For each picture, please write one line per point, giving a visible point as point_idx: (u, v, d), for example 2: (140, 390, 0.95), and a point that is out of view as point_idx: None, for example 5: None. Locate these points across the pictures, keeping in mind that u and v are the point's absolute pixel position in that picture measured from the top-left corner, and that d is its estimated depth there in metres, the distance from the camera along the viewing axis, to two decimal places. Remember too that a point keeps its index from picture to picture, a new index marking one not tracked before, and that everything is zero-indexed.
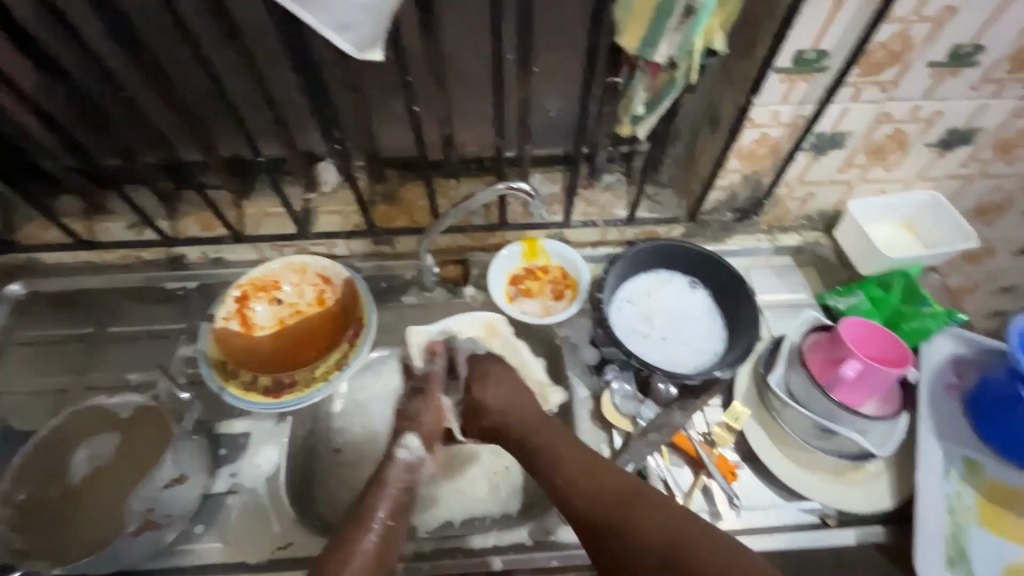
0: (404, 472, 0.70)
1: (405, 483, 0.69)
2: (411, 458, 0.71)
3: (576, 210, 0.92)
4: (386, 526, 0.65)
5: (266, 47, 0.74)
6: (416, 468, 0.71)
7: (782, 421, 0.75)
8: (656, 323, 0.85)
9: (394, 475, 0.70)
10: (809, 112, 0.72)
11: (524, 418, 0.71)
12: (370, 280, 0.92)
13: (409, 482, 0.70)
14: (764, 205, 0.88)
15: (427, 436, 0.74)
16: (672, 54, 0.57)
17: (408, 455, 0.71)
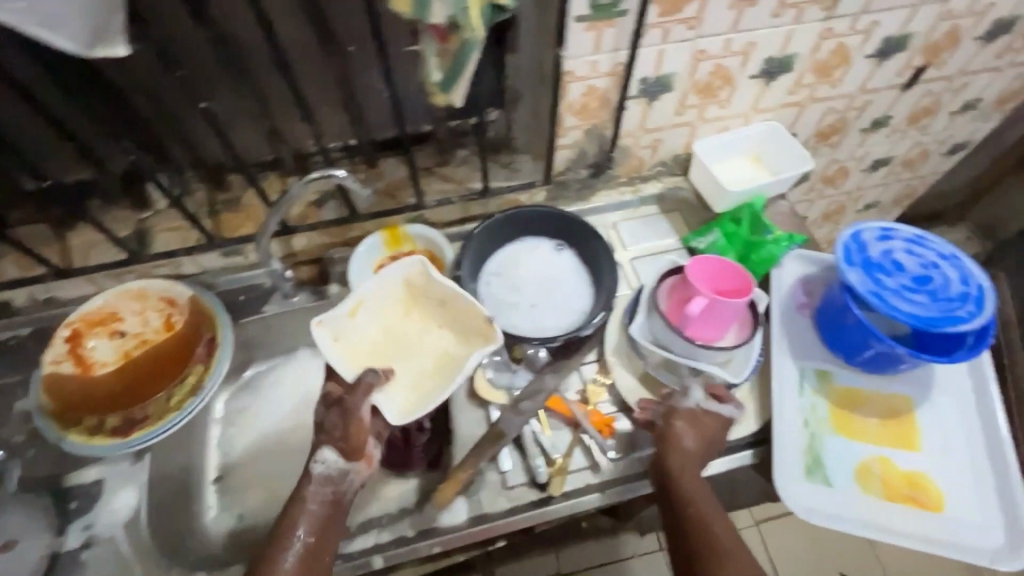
0: (325, 486, 0.61)
1: (331, 494, 0.61)
2: (328, 472, 0.61)
3: (432, 190, 0.89)
4: (306, 544, 0.59)
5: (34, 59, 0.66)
6: (341, 479, 0.62)
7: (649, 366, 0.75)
8: (525, 291, 0.84)
9: (317, 487, 0.61)
10: (624, 58, 0.72)
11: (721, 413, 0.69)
12: (226, 295, 0.86)
13: (335, 495, 0.62)
14: (614, 157, 0.89)
15: (348, 448, 0.62)
16: (448, 14, 0.54)
17: (327, 468, 0.61)
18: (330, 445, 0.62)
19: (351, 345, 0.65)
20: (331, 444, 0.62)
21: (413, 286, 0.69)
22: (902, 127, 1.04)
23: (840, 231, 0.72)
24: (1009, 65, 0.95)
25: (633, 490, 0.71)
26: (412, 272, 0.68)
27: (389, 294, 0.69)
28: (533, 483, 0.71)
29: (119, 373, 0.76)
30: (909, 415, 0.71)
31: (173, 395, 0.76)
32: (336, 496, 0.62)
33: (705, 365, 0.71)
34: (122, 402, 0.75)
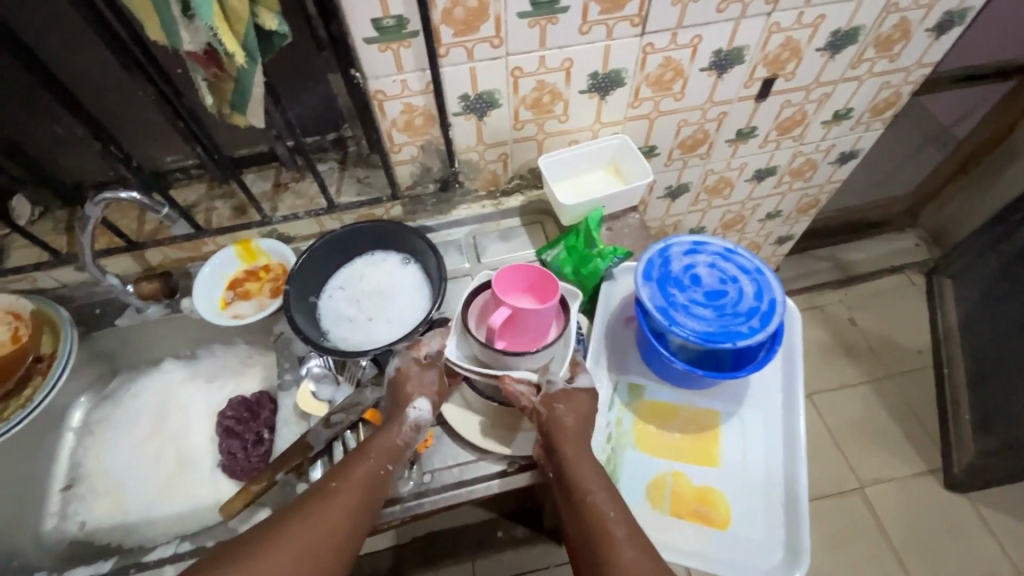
0: (409, 431, 0.68)
1: (410, 437, 0.67)
2: (419, 418, 0.69)
3: (284, 205, 0.91)
4: (379, 473, 0.64)
5: None
6: (421, 430, 0.69)
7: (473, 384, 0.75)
8: (365, 304, 0.86)
9: (404, 428, 0.68)
10: (431, 77, 0.73)
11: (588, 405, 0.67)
12: (81, 308, 0.89)
13: (407, 442, 0.67)
14: (460, 172, 0.91)
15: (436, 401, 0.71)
16: (198, 40, 0.56)
17: (417, 415, 0.69)
18: (422, 395, 0.70)
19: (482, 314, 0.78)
20: (427, 396, 0.70)
21: None
22: (774, 138, 1.03)
23: (649, 246, 0.72)
24: (869, 74, 0.94)
25: (440, 503, 0.72)
26: None
27: None
28: None
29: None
30: (714, 429, 0.71)
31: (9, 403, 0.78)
32: (409, 441, 0.68)
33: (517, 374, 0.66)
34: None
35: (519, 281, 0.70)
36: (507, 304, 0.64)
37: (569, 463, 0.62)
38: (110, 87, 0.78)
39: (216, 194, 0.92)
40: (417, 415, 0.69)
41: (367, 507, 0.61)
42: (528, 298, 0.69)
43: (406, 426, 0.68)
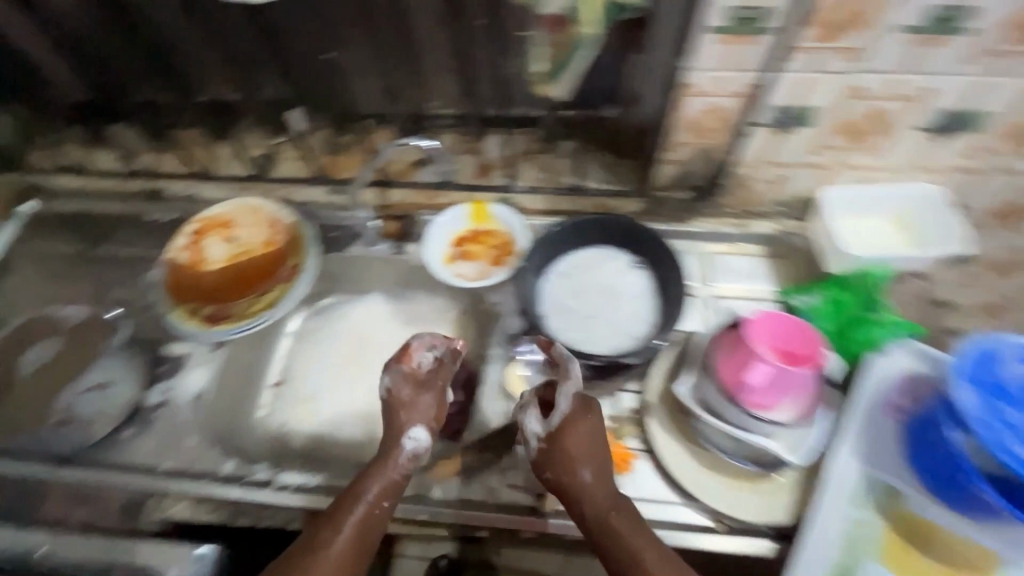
0: (407, 461, 0.65)
1: (408, 470, 0.64)
2: (417, 450, 0.65)
3: (526, 176, 0.88)
4: (375, 509, 0.62)
5: None
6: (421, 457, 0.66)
7: (696, 426, 0.70)
8: (584, 301, 0.81)
9: (399, 461, 0.64)
10: (758, 78, 0.64)
11: (592, 458, 0.62)
12: (321, 228, 0.94)
13: (407, 471, 0.64)
14: (725, 188, 0.80)
15: (434, 427, 0.67)
16: None
17: (415, 446, 0.65)
18: (417, 421, 0.66)
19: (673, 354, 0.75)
20: (422, 423, 0.66)
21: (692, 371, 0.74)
22: None
23: (962, 340, 0.60)
24: None
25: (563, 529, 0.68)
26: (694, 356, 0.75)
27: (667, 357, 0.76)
28: (530, 490, 0.71)
29: (222, 274, 0.87)
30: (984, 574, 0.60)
31: (253, 300, 0.86)
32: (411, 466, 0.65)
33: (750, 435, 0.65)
34: (214, 295, 0.87)
35: (771, 327, 0.65)
36: (770, 361, 0.62)
37: (608, 525, 0.60)
38: (411, 26, 0.77)
39: (463, 149, 0.91)
40: (414, 444, 0.65)
41: (369, 544, 0.61)
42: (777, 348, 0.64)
43: (399, 457, 0.64)
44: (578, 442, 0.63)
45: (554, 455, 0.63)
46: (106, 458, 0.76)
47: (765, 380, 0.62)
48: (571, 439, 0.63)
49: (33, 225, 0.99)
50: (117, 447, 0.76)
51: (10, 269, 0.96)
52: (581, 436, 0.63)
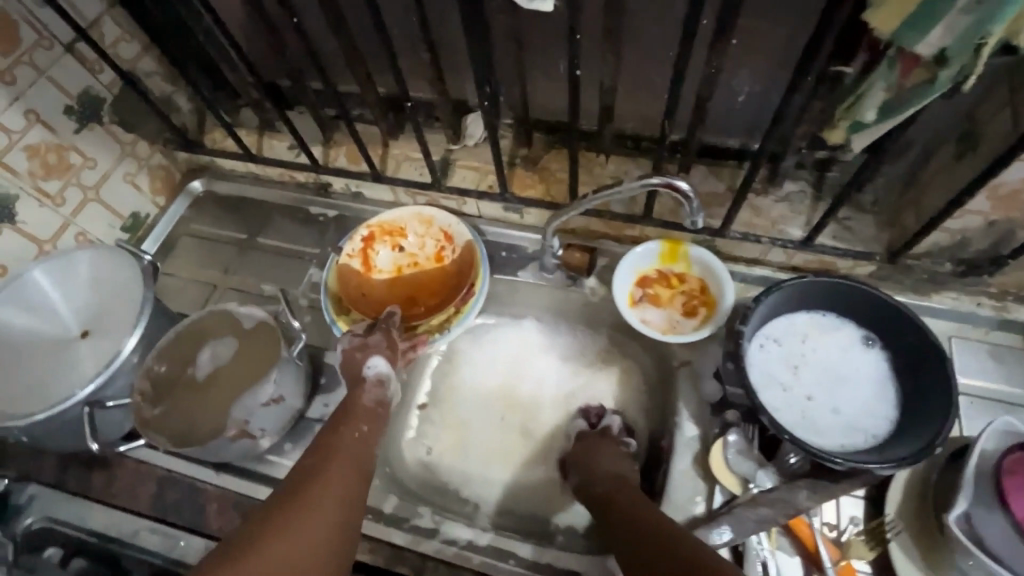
0: (375, 387, 0.69)
1: (380, 395, 0.69)
2: (377, 375, 0.69)
3: (738, 219, 0.76)
4: (360, 432, 0.65)
5: None
6: (387, 382, 0.70)
7: (958, 561, 0.57)
8: (802, 376, 0.68)
9: (368, 391, 0.69)
10: None
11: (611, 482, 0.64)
12: (490, 245, 0.87)
13: (383, 395, 0.69)
14: (1008, 264, 0.66)
15: (392, 353, 0.72)
16: (944, 46, 0.41)
17: (377, 371, 0.69)
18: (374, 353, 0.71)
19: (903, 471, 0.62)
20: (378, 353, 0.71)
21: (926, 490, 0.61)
22: None
23: None
24: None
25: None
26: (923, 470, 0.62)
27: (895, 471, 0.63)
28: None
29: (390, 285, 0.83)
30: None
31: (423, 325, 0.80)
32: (383, 397, 0.70)
33: None
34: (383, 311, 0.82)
35: None
36: None
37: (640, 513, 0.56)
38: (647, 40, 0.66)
39: None
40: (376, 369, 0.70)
41: (361, 470, 0.61)
42: None
43: (368, 387, 0.69)
44: (601, 463, 0.68)
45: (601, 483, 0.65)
46: (268, 471, 0.73)
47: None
48: (600, 463, 0.68)
49: (199, 204, 0.99)
50: (277, 462, 0.74)
51: (175, 249, 0.95)
52: (606, 461, 0.69)
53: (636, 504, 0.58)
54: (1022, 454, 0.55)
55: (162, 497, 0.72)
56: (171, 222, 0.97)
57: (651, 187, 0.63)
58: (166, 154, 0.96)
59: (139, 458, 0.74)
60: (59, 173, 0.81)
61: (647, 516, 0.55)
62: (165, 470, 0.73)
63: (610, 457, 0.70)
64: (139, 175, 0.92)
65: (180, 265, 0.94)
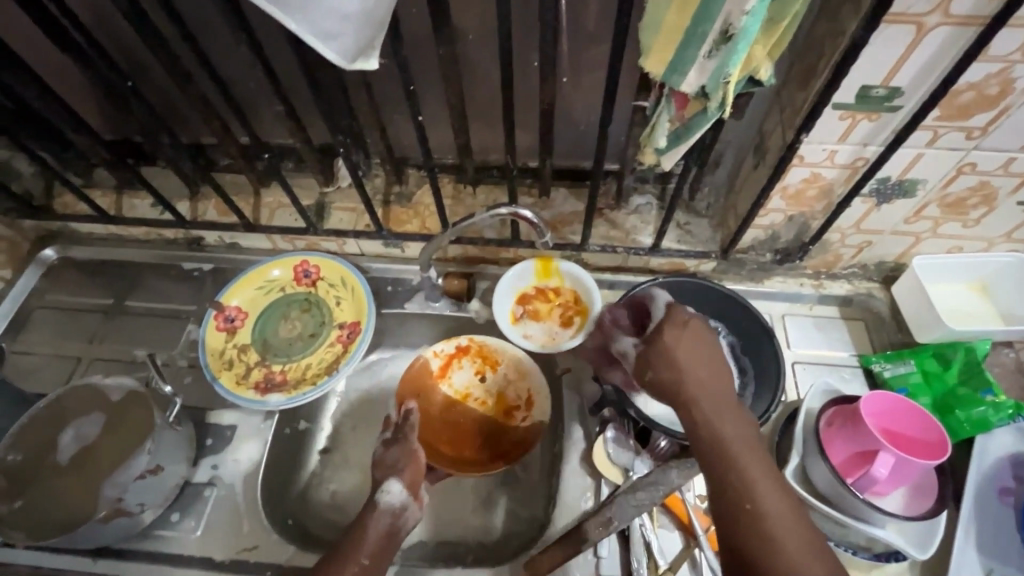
0: (387, 517, 0.64)
1: (389, 526, 0.64)
2: (394, 504, 0.65)
3: (596, 233, 0.84)
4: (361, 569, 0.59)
5: (273, 27, 0.68)
6: (402, 513, 0.65)
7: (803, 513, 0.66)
8: None
9: (380, 514, 0.64)
10: (871, 153, 0.62)
11: (713, 381, 0.54)
12: (375, 282, 0.89)
13: (391, 528, 0.64)
14: (811, 249, 0.78)
15: (410, 482, 0.67)
16: (703, 84, 0.49)
17: (392, 500, 0.65)
18: (393, 475, 0.67)
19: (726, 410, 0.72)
20: (395, 475, 0.66)
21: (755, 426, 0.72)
22: None
23: None
24: None
25: None
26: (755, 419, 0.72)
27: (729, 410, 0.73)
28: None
29: (443, 406, 0.81)
30: None
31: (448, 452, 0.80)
32: (393, 528, 0.64)
33: (865, 526, 0.61)
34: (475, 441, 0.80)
35: (877, 408, 0.63)
36: (892, 452, 0.59)
37: (719, 429, 0.52)
38: (490, 80, 0.72)
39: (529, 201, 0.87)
40: (390, 499, 0.65)
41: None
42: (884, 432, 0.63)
43: (379, 513, 0.64)
44: (689, 355, 0.55)
45: (685, 373, 0.54)
46: (156, 546, 0.70)
47: (889, 469, 0.59)
48: (685, 357, 0.56)
49: (55, 273, 0.92)
50: (164, 535, 0.70)
51: (29, 324, 0.88)
52: (701, 360, 0.55)
53: (728, 431, 0.52)
54: (830, 410, 0.66)
55: None
56: (22, 296, 0.90)
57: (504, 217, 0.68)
58: (8, 225, 0.89)
59: None
60: None
61: (736, 445, 0.51)
62: (29, 567, 0.68)
63: (703, 348, 0.56)
64: None
65: (37, 341, 0.87)
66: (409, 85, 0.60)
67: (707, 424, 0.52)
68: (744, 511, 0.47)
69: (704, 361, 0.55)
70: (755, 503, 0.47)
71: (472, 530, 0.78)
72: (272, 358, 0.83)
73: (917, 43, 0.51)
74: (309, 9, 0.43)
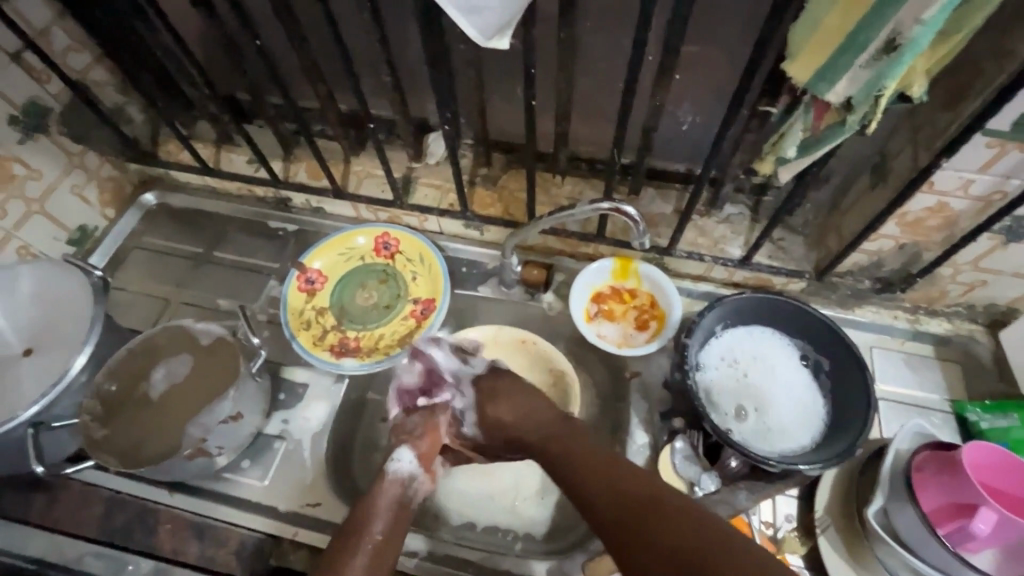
0: (396, 486, 0.63)
1: (399, 494, 0.63)
2: (402, 472, 0.64)
3: (684, 238, 0.81)
4: (378, 541, 0.59)
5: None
6: (411, 483, 0.64)
7: (879, 555, 0.63)
8: (739, 368, 0.74)
9: (388, 486, 0.63)
10: (1012, 188, 0.57)
11: (540, 428, 0.65)
12: (451, 262, 0.89)
13: (403, 497, 0.63)
14: (916, 282, 0.73)
15: (423, 452, 0.66)
16: (850, 95, 0.47)
17: (401, 468, 0.65)
18: (406, 444, 0.67)
19: (788, 402, 0.72)
20: (408, 445, 0.66)
21: (810, 415, 0.71)
22: None
23: None
24: None
25: None
26: (808, 408, 0.71)
27: (794, 401, 0.72)
28: None
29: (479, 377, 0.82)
30: None
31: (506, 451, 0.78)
32: (402, 498, 0.63)
33: None
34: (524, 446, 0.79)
35: (977, 459, 0.59)
36: (994, 508, 0.55)
37: (576, 456, 0.59)
38: (601, 71, 0.71)
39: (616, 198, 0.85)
40: (398, 467, 0.65)
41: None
42: (984, 485, 0.59)
43: (387, 485, 0.63)
44: (509, 410, 0.67)
45: (522, 427, 0.66)
46: (225, 489, 0.73)
47: (989, 527, 0.55)
48: (503, 408, 0.68)
49: (152, 217, 0.96)
50: (233, 479, 0.74)
51: (125, 263, 0.93)
52: (519, 403, 0.67)
53: (589, 456, 0.59)
54: (923, 453, 0.62)
55: (110, 519, 0.71)
56: (121, 236, 0.95)
57: (602, 212, 0.65)
58: (116, 166, 0.93)
59: (85, 479, 0.73)
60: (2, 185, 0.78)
61: (589, 466, 0.58)
62: (113, 491, 0.73)
63: (511, 390, 0.69)
64: (88, 188, 0.90)
65: (130, 280, 0.91)
66: (528, 68, 0.59)
67: (568, 469, 0.59)
68: (626, 512, 0.52)
69: (526, 413, 0.67)
70: (633, 501, 0.53)
71: (522, 521, 0.77)
72: (347, 324, 0.84)
73: None
74: None
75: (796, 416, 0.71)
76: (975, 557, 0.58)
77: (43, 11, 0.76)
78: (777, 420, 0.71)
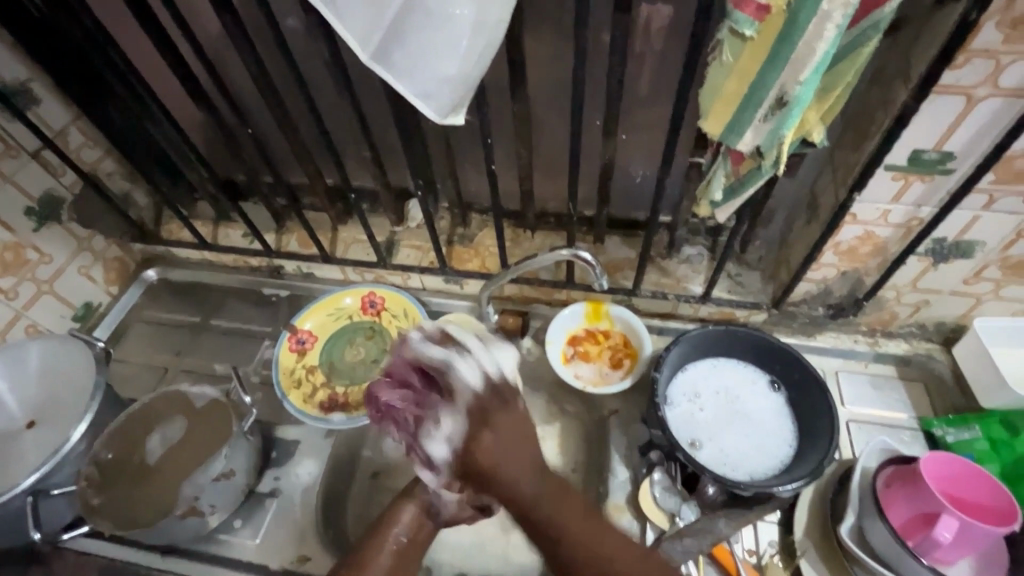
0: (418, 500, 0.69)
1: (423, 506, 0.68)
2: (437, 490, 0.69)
3: (648, 279, 0.87)
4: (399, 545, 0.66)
5: (372, 86, 0.80)
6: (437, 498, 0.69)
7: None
8: (708, 401, 0.78)
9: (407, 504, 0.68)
10: (926, 214, 0.64)
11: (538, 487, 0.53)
12: (434, 316, 0.95)
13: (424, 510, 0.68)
14: (865, 305, 0.79)
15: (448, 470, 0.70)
16: (758, 144, 0.54)
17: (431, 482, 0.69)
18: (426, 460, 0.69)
19: (756, 430, 0.75)
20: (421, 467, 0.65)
21: (777, 441, 0.74)
22: None
23: None
24: None
25: None
26: (773, 436, 0.74)
27: (761, 429, 0.75)
28: None
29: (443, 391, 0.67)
30: None
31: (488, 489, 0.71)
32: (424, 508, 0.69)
33: None
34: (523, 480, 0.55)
35: (937, 469, 0.62)
36: (957, 516, 0.57)
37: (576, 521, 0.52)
38: (556, 135, 0.79)
39: None
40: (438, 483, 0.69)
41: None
42: (947, 493, 0.62)
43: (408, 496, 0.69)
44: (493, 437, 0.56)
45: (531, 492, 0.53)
46: (218, 549, 0.75)
47: (953, 534, 0.57)
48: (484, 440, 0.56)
49: (154, 291, 1.03)
50: (227, 540, 0.75)
51: (127, 335, 0.98)
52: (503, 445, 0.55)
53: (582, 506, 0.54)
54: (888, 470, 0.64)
55: None
56: (124, 310, 1.00)
57: (564, 257, 0.71)
58: (121, 247, 1.01)
59: (78, 548, 0.75)
60: (15, 269, 0.85)
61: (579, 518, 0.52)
62: (107, 559, 0.74)
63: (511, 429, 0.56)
64: (94, 268, 0.96)
65: (131, 351, 0.96)
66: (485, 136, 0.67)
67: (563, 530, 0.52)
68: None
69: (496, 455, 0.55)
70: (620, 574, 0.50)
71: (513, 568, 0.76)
72: (336, 380, 0.88)
73: (967, 113, 0.54)
74: (413, 73, 0.51)
75: (764, 443, 0.74)
76: (949, 566, 0.60)
77: (61, 115, 0.85)
78: (747, 451, 0.74)
